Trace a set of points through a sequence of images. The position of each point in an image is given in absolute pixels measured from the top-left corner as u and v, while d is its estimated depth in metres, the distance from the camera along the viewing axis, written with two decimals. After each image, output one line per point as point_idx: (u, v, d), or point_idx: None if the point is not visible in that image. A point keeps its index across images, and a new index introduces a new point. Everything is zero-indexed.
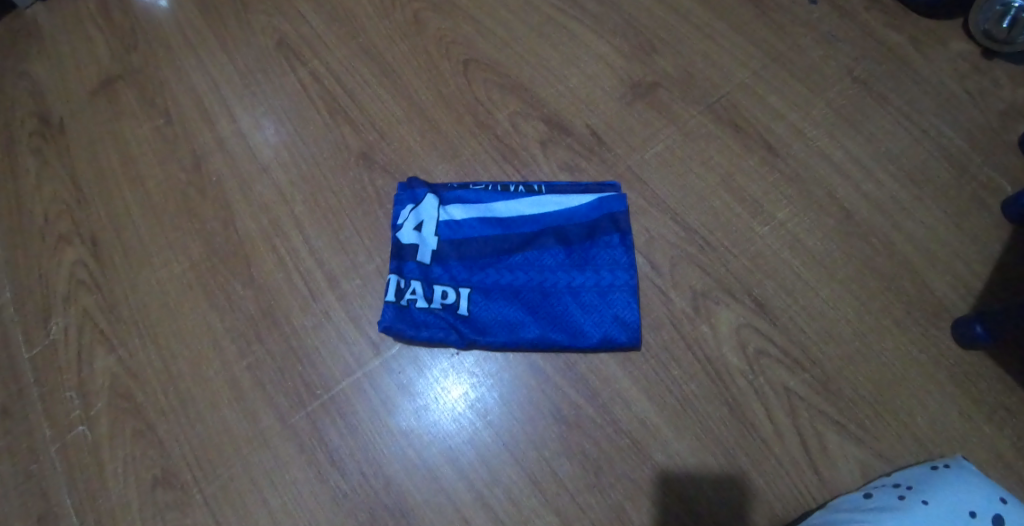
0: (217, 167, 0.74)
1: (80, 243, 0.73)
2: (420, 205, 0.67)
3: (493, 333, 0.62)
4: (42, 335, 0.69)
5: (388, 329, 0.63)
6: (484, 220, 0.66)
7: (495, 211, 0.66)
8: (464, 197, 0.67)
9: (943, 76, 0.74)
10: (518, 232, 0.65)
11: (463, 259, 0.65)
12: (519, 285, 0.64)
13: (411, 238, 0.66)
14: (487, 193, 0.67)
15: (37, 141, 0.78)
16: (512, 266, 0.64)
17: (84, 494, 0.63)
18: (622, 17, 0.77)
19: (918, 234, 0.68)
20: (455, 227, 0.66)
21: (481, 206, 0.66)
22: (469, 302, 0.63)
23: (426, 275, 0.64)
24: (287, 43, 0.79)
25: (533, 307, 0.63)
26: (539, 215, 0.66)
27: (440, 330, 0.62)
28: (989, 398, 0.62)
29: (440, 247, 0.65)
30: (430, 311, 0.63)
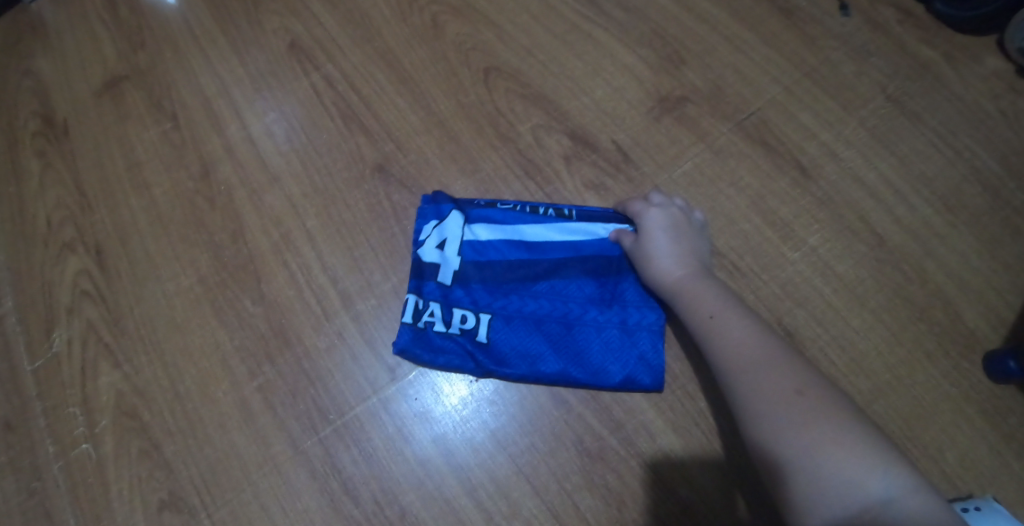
0: (226, 175, 0.71)
1: (85, 252, 0.70)
2: (444, 222, 0.65)
3: (512, 364, 0.61)
4: (45, 348, 0.67)
5: (404, 353, 0.62)
6: (511, 242, 0.64)
7: (523, 233, 0.64)
8: (491, 216, 0.65)
9: (979, 95, 0.71)
10: (547, 259, 0.63)
11: (486, 283, 0.63)
12: (542, 315, 0.62)
13: (433, 256, 0.64)
14: (516, 215, 0.65)
15: (41, 144, 0.76)
16: (536, 295, 0.63)
17: (87, 516, 0.61)
18: (648, 26, 0.75)
19: (950, 262, 0.66)
20: (480, 248, 0.64)
21: (509, 228, 0.64)
22: (489, 330, 0.62)
23: (446, 298, 0.63)
24: (300, 45, 0.76)
25: (555, 339, 0.61)
26: (569, 242, 0.64)
27: (458, 358, 0.61)
28: (1020, 435, 0.61)
29: (462, 268, 0.64)
30: (448, 336, 0.62)
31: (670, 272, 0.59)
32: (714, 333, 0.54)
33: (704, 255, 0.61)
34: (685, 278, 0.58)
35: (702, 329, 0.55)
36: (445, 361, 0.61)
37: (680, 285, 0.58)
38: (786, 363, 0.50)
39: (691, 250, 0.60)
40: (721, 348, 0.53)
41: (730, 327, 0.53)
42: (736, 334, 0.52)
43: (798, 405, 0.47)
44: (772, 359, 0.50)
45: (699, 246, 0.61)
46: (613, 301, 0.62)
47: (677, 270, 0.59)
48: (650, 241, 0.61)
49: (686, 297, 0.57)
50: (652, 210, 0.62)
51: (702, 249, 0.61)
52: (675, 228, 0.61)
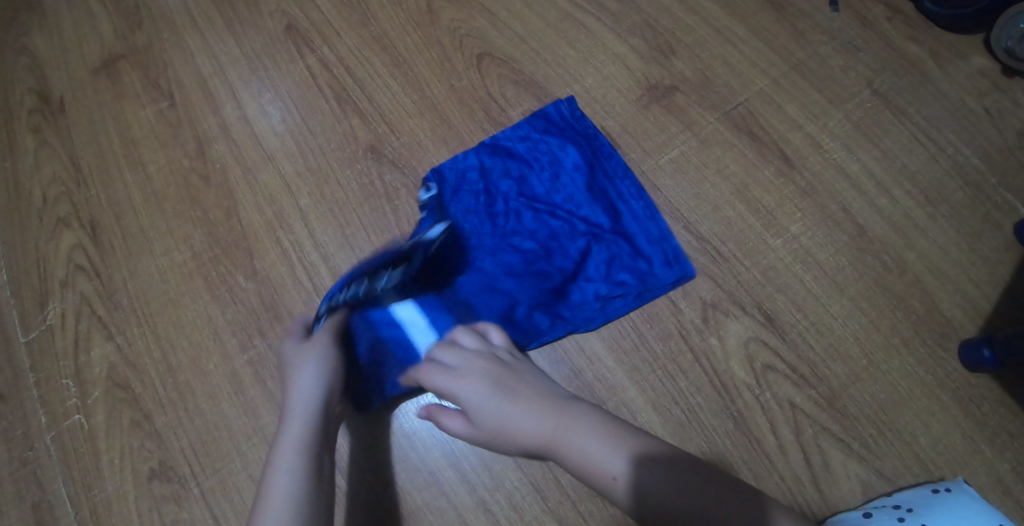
0: (221, 153, 0.72)
1: (79, 226, 0.71)
2: (561, 124, 0.71)
3: (473, 255, 0.67)
4: (38, 320, 0.68)
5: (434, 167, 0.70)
6: (584, 181, 0.69)
7: (596, 184, 0.69)
8: (592, 157, 0.70)
9: (964, 92, 0.72)
10: (587, 216, 0.68)
11: (540, 190, 0.69)
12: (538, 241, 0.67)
13: (528, 141, 0.70)
14: (608, 173, 0.69)
15: (37, 120, 0.76)
16: (555, 228, 0.68)
17: (79, 485, 0.62)
18: (640, 16, 0.76)
19: (929, 253, 0.67)
20: (564, 166, 0.70)
21: (592, 175, 0.69)
22: (496, 211, 0.68)
23: (500, 165, 0.70)
24: (296, 27, 0.77)
25: (519, 267, 0.66)
26: (612, 212, 0.68)
27: (459, 200, 0.68)
28: (991, 422, 0.62)
29: (534, 160, 0.70)
30: (474, 190, 0.69)
31: (535, 434, 0.53)
32: (598, 482, 0.50)
33: (541, 386, 0.56)
34: (554, 432, 0.52)
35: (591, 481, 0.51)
36: (449, 193, 0.69)
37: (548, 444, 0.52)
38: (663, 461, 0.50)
39: (535, 393, 0.55)
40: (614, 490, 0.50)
41: (605, 462, 0.50)
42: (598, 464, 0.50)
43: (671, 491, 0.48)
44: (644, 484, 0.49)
45: (536, 385, 0.56)
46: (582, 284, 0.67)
47: (539, 419, 0.53)
48: (490, 421, 0.55)
49: (571, 455, 0.51)
50: (455, 379, 0.57)
51: (533, 378, 0.57)
52: (499, 382, 0.56)
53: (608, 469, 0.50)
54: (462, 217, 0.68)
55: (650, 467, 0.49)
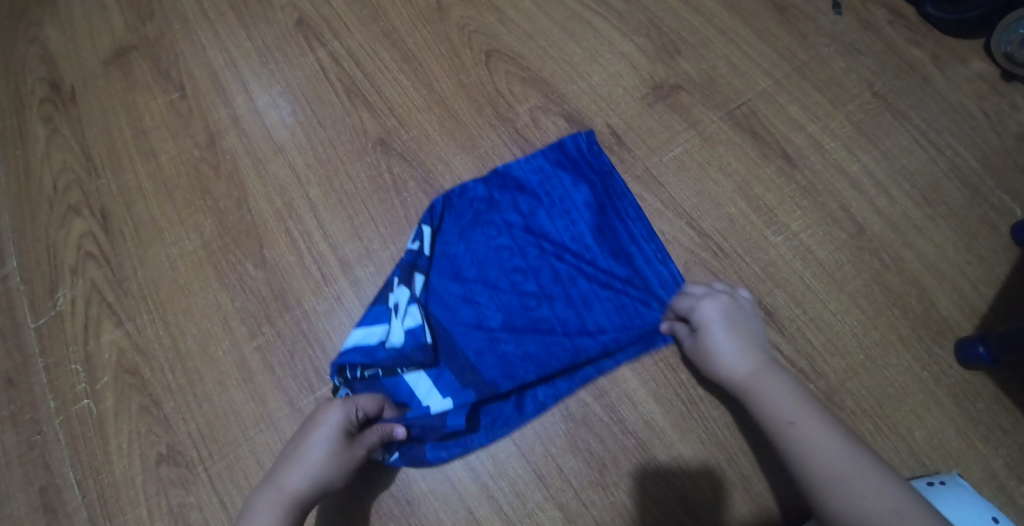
0: (232, 145, 0.73)
1: (90, 215, 0.72)
2: (571, 161, 0.71)
3: (475, 288, 0.66)
4: (48, 306, 0.69)
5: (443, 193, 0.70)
6: (595, 220, 0.69)
7: (607, 226, 0.69)
8: (605, 197, 0.70)
9: (963, 96, 0.73)
10: (594, 257, 0.68)
11: (549, 225, 0.69)
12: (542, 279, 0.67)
13: (540, 175, 0.70)
14: (619, 214, 0.69)
15: (48, 109, 0.77)
16: (562, 267, 0.67)
17: (87, 469, 0.63)
18: (646, 16, 0.77)
19: (927, 251, 0.69)
20: (577, 204, 0.69)
21: (603, 215, 0.69)
22: (501, 250, 0.68)
23: (510, 198, 0.69)
24: (307, 22, 0.78)
25: (520, 303, 0.66)
26: (621, 255, 0.68)
27: (464, 232, 0.68)
28: (986, 418, 0.63)
29: (542, 198, 0.70)
30: (480, 222, 0.69)
31: (738, 371, 0.58)
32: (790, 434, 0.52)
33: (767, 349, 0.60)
34: (753, 374, 0.57)
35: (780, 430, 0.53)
36: (453, 222, 0.68)
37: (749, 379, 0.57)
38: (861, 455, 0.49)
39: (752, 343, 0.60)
40: (806, 461, 0.50)
41: (811, 435, 0.51)
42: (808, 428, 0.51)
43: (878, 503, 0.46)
44: (840, 455, 0.49)
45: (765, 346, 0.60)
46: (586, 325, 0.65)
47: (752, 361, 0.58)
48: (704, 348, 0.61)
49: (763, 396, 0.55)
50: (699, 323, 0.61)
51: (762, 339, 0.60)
52: (730, 319, 0.61)
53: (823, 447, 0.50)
54: (466, 248, 0.68)
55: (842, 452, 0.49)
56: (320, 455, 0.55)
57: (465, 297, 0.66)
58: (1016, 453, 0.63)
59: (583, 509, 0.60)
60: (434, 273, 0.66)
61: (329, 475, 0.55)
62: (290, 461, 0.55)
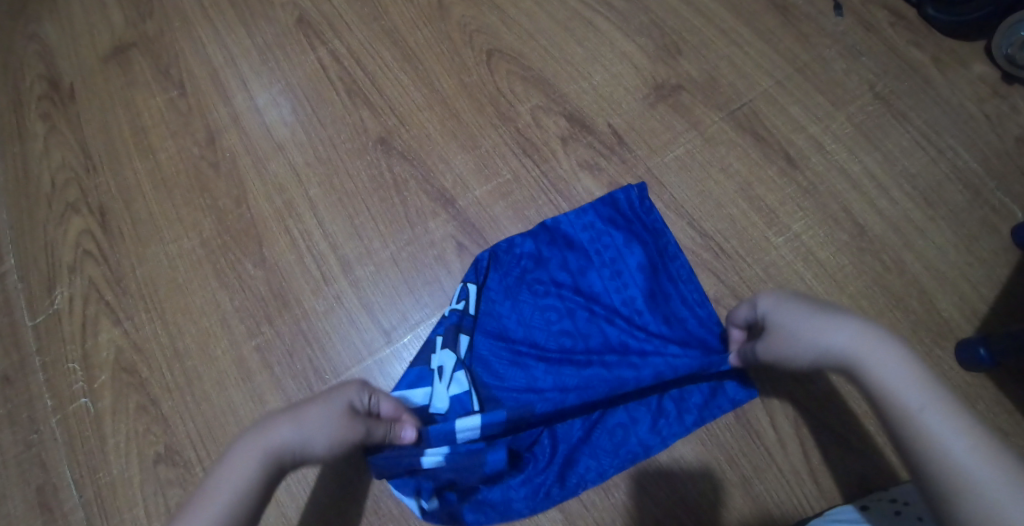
0: (231, 143, 0.73)
1: (88, 212, 0.72)
2: (621, 216, 0.68)
3: (521, 350, 0.63)
4: (45, 304, 0.69)
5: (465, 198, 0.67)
6: (650, 282, 0.66)
7: (661, 288, 0.66)
8: (659, 260, 0.67)
9: (964, 97, 0.73)
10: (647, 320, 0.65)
11: (601, 286, 0.66)
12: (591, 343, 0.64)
13: (591, 233, 0.68)
14: (673, 276, 0.66)
15: (46, 106, 0.77)
16: (613, 330, 0.64)
17: (84, 468, 0.63)
18: (648, 16, 0.77)
19: (928, 253, 0.68)
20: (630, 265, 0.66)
21: (656, 277, 0.66)
22: (549, 313, 0.65)
23: (560, 256, 0.67)
24: (307, 20, 0.78)
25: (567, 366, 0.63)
26: (674, 321, 0.65)
27: (511, 291, 0.66)
28: (986, 420, 0.63)
29: (592, 256, 0.67)
30: (529, 281, 0.66)
31: (837, 338, 0.46)
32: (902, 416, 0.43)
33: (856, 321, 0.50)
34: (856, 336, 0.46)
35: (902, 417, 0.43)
36: (500, 280, 0.66)
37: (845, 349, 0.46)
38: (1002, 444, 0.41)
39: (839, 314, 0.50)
40: (948, 457, 0.40)
41: (942, 421, 0.41)
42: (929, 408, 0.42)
43: None
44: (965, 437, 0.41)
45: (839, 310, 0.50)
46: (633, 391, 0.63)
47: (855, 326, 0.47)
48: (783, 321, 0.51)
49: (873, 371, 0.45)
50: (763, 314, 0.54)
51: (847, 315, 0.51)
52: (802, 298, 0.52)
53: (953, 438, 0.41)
54: (512, 307, 0.65)
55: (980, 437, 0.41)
56: (319, 413, 0.50)
57: (510, 358, 0.63)
58: None
59: (585, 511, 0.60)
60: (479, 334, 0.63)
61: (320, 437, 0.50)
62: (286, 412, 0.50)
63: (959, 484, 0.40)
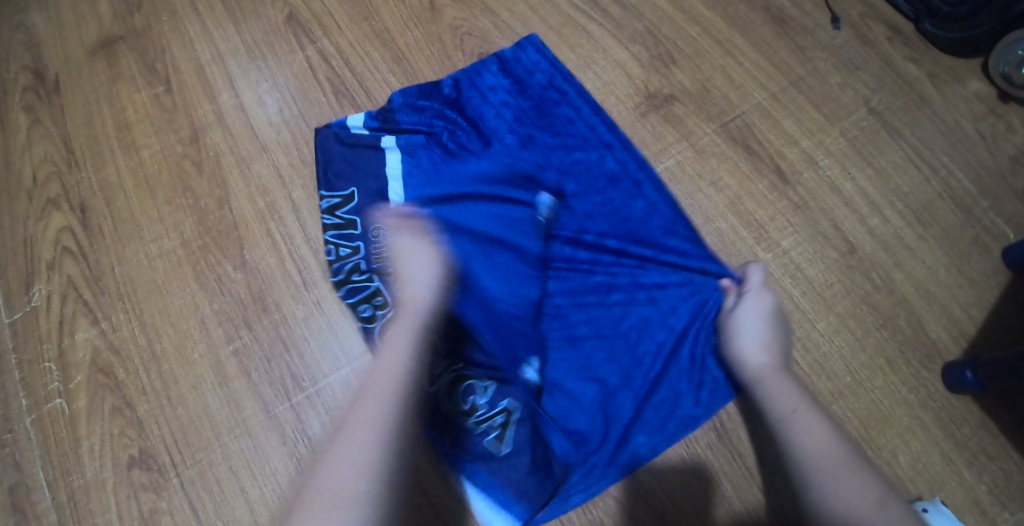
0: (216, 142, 0.72)
1: (69, 209, 0.71)
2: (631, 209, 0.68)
3: (436, 133, 0.71)
4: (23, 301, 0.68)
5: (394, 149, 0.70)
6: (572, 143, 0.71)
7: (572, 131, 0.71)
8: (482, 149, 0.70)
9: (959, 114, 0.72)
10: (572, 120, 0.72)
11: (542, 214, 0.68)
12: (498, 96, 0.72)
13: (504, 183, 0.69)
14: (621, 165, 0.70)
15: (30, 99, 0.76)
16: (623, 309, 0.65)
17: (57, 471, 0.62)
18: (642, 24, 0.76)
19: (918, 272, 0.68)
20: (619, 207, 0.69)
21: (584, 149, 0.71)
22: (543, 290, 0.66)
23: (468, 94, 0.72)
24: (297, 18, 0.77)
25: (465, 118, 0.71)
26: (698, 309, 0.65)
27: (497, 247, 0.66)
28: (971, 444, 0.64)
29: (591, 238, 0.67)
30: (490, 216, 0.67)
31: (789, 403, 0.56)
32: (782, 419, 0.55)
33: (793, 381, 0.58)
34: (801, 409, 0.55)
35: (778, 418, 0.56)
36: (458, 209, 0.68)
37: (764, 374, 0.59)
38: (863, 467, 0.50)
39: (788, 382, 0.58)
40: (826, 493, 0.49)
41: (826, 454, 0.51)
42: (819, 446, 0.52)
43: (880, 514, 0.47)
44: (837, 456, 0.51)
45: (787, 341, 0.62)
46: (637, 382, 0.63)
47: (762, 364, 0.59)
48: (742, 325, 0.62)
49: (794, 431, 0.54)
50: (755, 294, 0.63)
51: (780, 348, 0.60)
52: (769, 332, 0.61)
53: (837, 474, 0.50)
54: (418, 123, 0.71)
55: (856, 478, 0.50)
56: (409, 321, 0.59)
57: (431, 85, 0.73)
58: (1000, 479, 0.63)
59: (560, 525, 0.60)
60: (397, 118, 0.71)
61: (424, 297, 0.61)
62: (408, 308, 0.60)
63: (824, 504, 0.49)
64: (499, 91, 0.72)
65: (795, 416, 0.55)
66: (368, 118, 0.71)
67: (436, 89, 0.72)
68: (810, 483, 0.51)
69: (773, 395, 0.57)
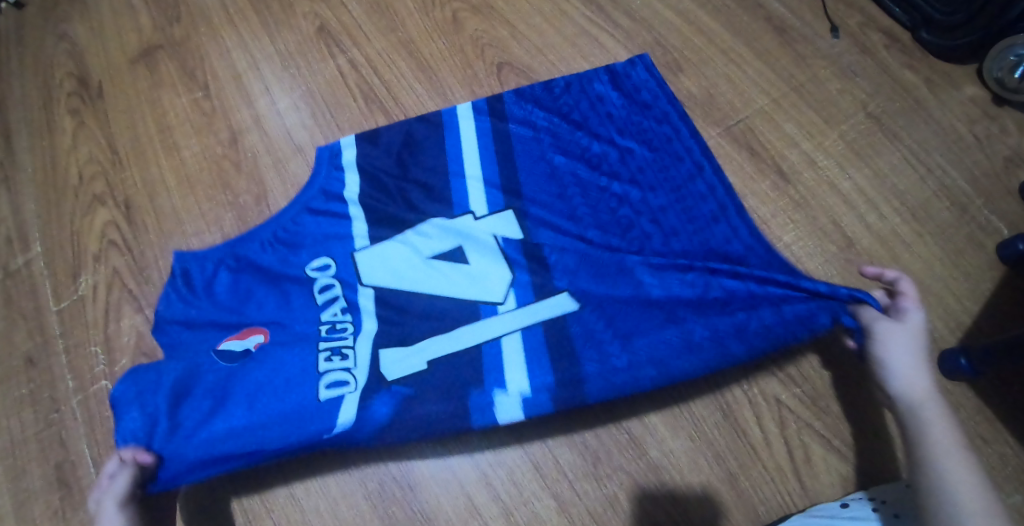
0: (253, 143, 0.77)
1: (114, 205, 0.76)
2: (715, 220, 0.68)
3: (541, 131, 0.74)
4: (70, 290, 0.72)
5: (470, 120, 0.75)
6: (665, 159, 0.72)
7: (669, 148, 0.73)
8: (229, 251, 0.69)
9: (954, 118, 0.77)
10: (671, 138, 0.73)
11: (623, 208, 0.69)
12: (605, 106, 0.75)
13: (230, 291, 0.66)
14: (710, 189, 0.70)
15: (76, 103, 0.81)
16: (692, 285, 0.62)
17: (102, 448, 0.67)
18: (651, 35, 0.81)
19: (915, 266, 0.72)
20: (692, 208, 0.69)
21: (678, 163, 0.72)
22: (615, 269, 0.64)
23: (572, 101, 0.76)
24: (328, 29, 0.82)
25: (570, 121, 0.74)
26: (807, 320, 0.59)
27: (552, 223, 0.68)
28: (968, 427, 0.67)
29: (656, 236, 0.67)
30: (564, 198, 0.70)
31: (943, 439, 0.51)
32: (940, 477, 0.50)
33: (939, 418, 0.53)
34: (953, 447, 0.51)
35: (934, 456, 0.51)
36: (534, 182, 0.71)
37: (919, 399, 0.53)
38: None
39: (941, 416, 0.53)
40: None
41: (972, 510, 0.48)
42: (970, 498, 0.48)
43: None
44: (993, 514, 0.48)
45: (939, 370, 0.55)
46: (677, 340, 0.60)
47: (924, 388, 0.54)
48: (897, 337, 0.56)
49: (938, 479, 0.50)
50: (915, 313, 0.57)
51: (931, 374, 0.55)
52: (924, 351, 0.55)
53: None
54: (526, 119, 0.75)
55: None
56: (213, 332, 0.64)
57: (542, 87, 0.77)
58: (998, 461, 0.66)
59: (577, 498, 0.63)
60: (504, 111, 0.75)
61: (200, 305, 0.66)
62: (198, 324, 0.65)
63: None
64: (606, 100, 0.76)
65: (952, 452, 0.50)
66: (474, 108, 0.76)
67: (549, 89, 0.77)
68: None
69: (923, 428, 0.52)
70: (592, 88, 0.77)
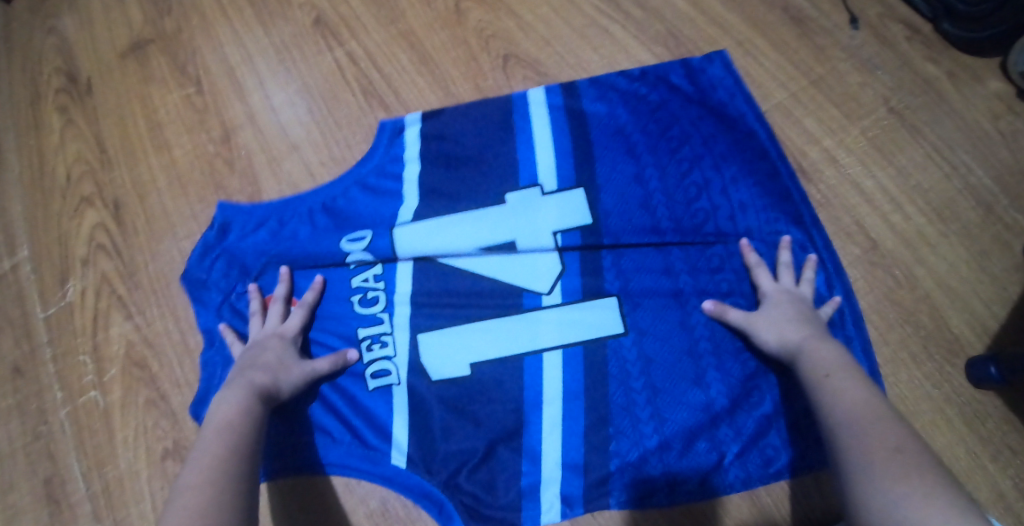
0: (246, 141, 0.74)
1: (103, 206, 0.72)
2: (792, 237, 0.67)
3: (618, 114, 0.71)
4: (58, 296, 0.69)
5: (540, 107, 0.72)
6: (744, 152, 0.70)
7: (747, 145, 0.70)
8: (274, 213, 0.69)
9: (980, 113, 0.73)
10: (751, 136, 0.70)
11: (698, 207, 0.68)
12: (681, 98, 0.72)
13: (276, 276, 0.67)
14: (784, 192, 0.68)
15: (64, 99, 0.77)
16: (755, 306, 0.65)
17: (91, 462, 0.64)
18: (663, 25, 0.77)
19: (940, 269, 0.69)
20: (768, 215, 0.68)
21: (756, 160, 0.69)
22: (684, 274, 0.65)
23: (649, 91, 0.73)
24: (324, 21, 0.78)
25: (648, 105, 0.72)
26: None
27: (627, 212, 0.67)
28: (996, 439, 0.64)
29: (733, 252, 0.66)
30: (638, 184, 0.68)
31: (821, 367, 0.54)
32: (832, 388, 0.52)
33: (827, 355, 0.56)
34: (835, 372, 0.53)
35: (815, 386, 0.53)
36: (607, 169, 0.69)
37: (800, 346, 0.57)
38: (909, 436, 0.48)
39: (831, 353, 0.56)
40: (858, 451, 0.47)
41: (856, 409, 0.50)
42: (850, 406, 0.50)
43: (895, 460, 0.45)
44: (878, 415, 0.49)
45: (819, 322, 0.60)
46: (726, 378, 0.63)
47: (800, 338, 0.58)
48: (764, 310, 0.61)
49: (831, 398, 0.52)
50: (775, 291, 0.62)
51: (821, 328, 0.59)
52: (803, 316, 0.60)
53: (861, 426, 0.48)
54: (602, 102, 0.72)
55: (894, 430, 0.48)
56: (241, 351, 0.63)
57: (619, 76, 0.74)
58: None
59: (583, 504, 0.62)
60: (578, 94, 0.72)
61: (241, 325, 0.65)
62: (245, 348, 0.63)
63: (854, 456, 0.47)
64: (682, 91, 0.73)
65: (827, 381, 0.53)
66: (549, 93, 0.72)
67: (624, 75, 0.74)
68: (847, 438, 0.49)
69: (806, 365, 0.56)
70: (672, 79, 0.74)
